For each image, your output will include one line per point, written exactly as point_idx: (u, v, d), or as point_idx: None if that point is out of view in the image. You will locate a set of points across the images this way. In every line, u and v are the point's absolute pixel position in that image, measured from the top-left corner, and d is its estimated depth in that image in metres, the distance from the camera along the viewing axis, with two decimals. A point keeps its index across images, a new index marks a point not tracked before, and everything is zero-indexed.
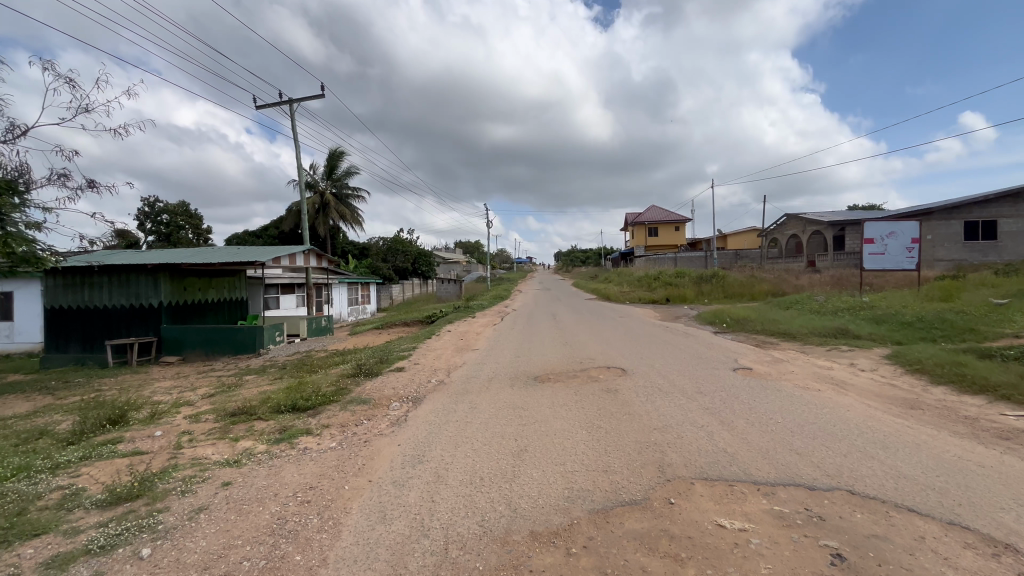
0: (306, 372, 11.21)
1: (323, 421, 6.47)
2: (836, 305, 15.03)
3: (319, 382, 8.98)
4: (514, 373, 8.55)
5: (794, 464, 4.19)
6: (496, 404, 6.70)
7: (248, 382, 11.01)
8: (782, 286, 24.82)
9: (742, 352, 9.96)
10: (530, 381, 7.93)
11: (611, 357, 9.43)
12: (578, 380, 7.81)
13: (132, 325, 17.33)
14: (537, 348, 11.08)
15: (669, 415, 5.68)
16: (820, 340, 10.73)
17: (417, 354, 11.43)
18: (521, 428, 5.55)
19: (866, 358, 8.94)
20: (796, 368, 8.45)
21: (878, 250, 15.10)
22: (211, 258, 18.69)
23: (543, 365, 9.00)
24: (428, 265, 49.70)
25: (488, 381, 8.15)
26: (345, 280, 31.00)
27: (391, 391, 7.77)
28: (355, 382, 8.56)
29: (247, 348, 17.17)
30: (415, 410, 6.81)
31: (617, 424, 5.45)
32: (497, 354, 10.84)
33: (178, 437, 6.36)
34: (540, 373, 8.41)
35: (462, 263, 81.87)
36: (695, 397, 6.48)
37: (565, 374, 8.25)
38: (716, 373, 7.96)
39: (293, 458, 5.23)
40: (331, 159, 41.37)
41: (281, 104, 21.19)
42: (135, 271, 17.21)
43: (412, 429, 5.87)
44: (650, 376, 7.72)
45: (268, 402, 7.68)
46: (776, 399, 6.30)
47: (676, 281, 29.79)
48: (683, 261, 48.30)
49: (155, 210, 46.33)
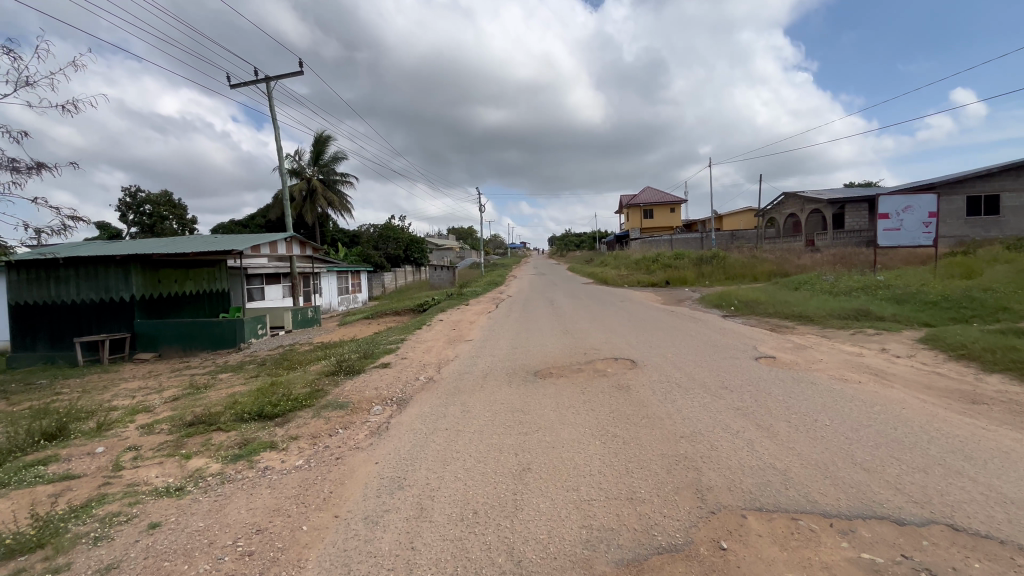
0: (286, 369, 10.28)
1: (291, 432, 5.57)
2: (848, 285, 14.23)
3: (295, 383, 8.04)
4: (511, 368, 7.67)
5: (866, 487, 3.35)
6: (492, 407, 5.82)
7: (222, 382, 10.06)
8: (785, 266, 24.04)
9: (760, 338, 9.12)
10: (530, 378, 7.04)
11: (618, 347, 8.57)
12: (584, 375, 6.94)
13: (103, 321, 16.26)
14: (535, 338, 10.20)
15: (695, 419, 4.83)
16: (841, 323, 9.93)
17: (406, 346, 10.52)
18: (521, 438, 4.68)
19: (898, 343, 8.12)
20: (825, 356, 7.61)
21: (893, 226, 14.30)
22: (186, 247, 17.56)
23: (543, 358, 8.12)
24: (421, 251, 48.65)
25: (483, 379, 7.25)
26: (334, 269, 29.93)
27: (373, 392, 6.87)
28: (334, 382, 7.64)
29: (227, 342, 16.19)
30: (398, 415, 5.92)
31: (635, 432, 4.59)
32: (492, 345, 9.98)
33: (120, 455, 5.44)
34: (540, 367, 7.53)
35: (456, 250, 80.83)
36: (720, 394, 5.63)
37: (569, 368, 7.37)
38: (737, 363, 7.11)
39: (248, 483, 4.33)
40: (317, 143, 39.86)
41: (258, 82, 19.92)
42: (103, 263, 16.09)
43: (394, 441, 4.98)
44: (664, 369, 6.86)
45: (234, 408, 6.75)
46: (814, 394, 5.46)
47: (676, 263, 28.99)
48: (679, 243, 47.60)
49: (137, 200, 44.75)
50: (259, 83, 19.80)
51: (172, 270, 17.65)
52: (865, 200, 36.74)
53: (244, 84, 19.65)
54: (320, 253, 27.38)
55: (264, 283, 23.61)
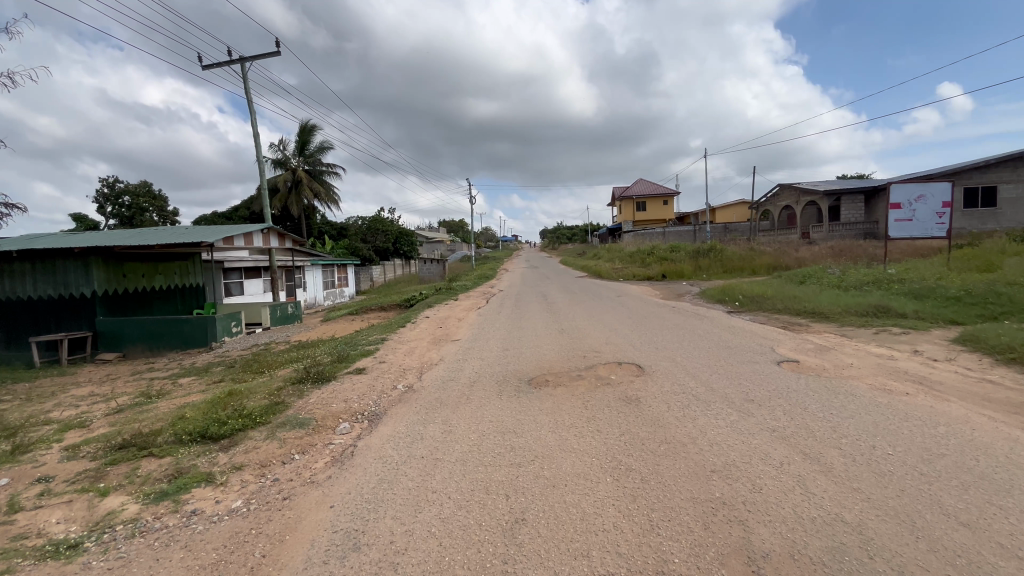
0: (253, 373, 9.28)
1: (236, 459, 4.62)
2: (857, 279, 13.49)
3: (256, 392, 7.05)
4: (502, 375, 6.74)
5: (977, 555, 2.50)
6: (479, 426, 4.91)
7: (181, 388, 9.04)
8: (783, 258, 23.38)
9: (776, 338, 8.29)
10: (523, 388, 6.12)
11: (621, 349, 7.70)
12: (585, 385, 6.03)
13: (63, 318, 15.10)
14: (528, 338, 9.29)
15: (725, 446, 3.97)
16: (860, 320, 9.16)
17: (387, 347, 9.58)
18: (513, 472, 3.77)
19: (931, 344, 7.33)
20: (853, 359, 6.78)
21: (905, 216, 13.57)
22: (153, 239, 16.36)
23: (537, 362, 7.19)
24: (410, 244, 47.53)
25: (469, 388, 6.32)
26: (318, 262, 28.77)
27: (340, 405, 5.92)
28: (300, 392, 6.65)
29: (198, 341, 15.10)
30: (368, 436, 4.99)
31: (655, 464, 3.72)
32: (482, 345, 9.07)
33: (24, 491, 4.46)
34: (536, 374, 6.61)
35: (447, 243, 79.62)
36: (748, 410, 4.77)
37: (568, 375, 6.45)
38: (757, 369, 6.27)
39: (163, 539, 3.37)
40: (302, 133, 38.35)
41: (232, 63, 18.66)
42: (61, 257, 14.89)
43: (358, 475, 4.06)
44: (676, 377, 6.01)
45: (178, 425, 5.77)
46: (860, 410, 4.62)
47: (672, 256, 28.19)
48: (673, 236, 47.00)
49: (116, 191, 43.07)
50: (234, 64, 18.49)
51: (139, 264, 16.47)
52: (861, 192, 36.20)
53: (216, 65, 18.33)
54: (303, 246, 26.20)
55: (243, 277, 22.39)
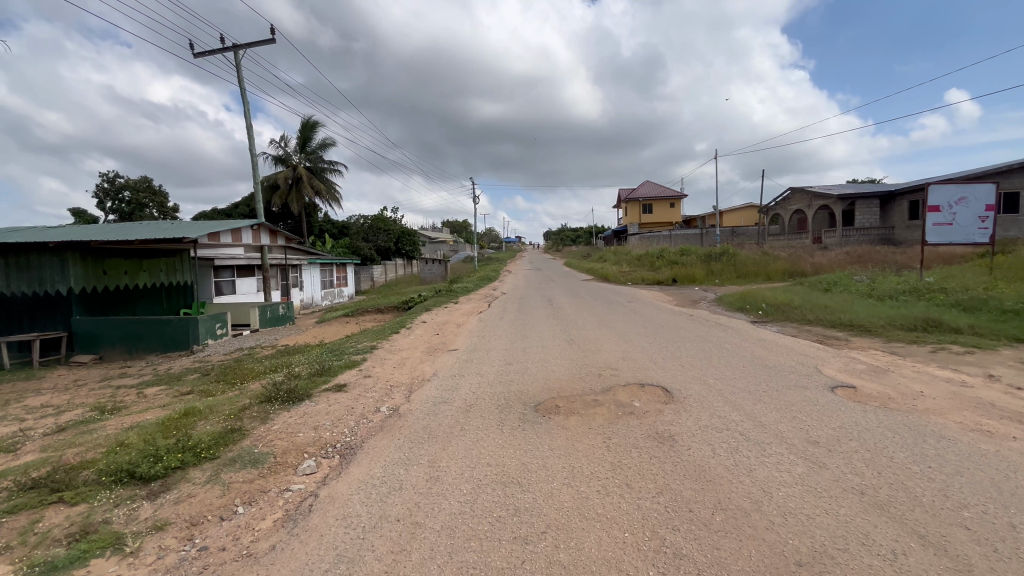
0: (225, 386, 8.23)
1: (162, 512, 3.59)
2: (890, 288, 12.41)
3: (216, 412, 6.01)
4: (504, 398, 5.72)
5: None
6: (473, 472, 3.87)
7: (143, 401, 8.01)
8: (799, 264, 22.27)
9: (819, 356, 7.23)
10: (528, 416, 5.10)
11: (642, 368, 6.68)
12: (603, 414, 5.00)
13: (37, 317, 14.19)
14: (533, 349, 8.29)
15: (805, 519, 2.93)
16: (908, 336, 8.13)
17: (376, 358, 8.54)
18: (518, 557, 2.73)
19: (1006, 368, 6.26)
20: (920, 385, 5.71)
21: (944, 220, 12.52)
22: (135, 233, 15.42)
23: (544, 383, 6.16)
24: (412, 244, 46.67)
25: (465, 415, 5.30)
26: (316, 261, 27.88)
27: (307, 436, 4.89)
28: (264, 415, 5.60)
29: (179, 344, 14.08)
30: (334, 483, 3.96)
31: (715, 550, 2.68)
32: (482, 357, 8.07)
33: None
34: (543, 399, 5.58)
35: (450, 244, 78.66)
36: (817, 459, 3.73)
37: (582, 401, 5.43)
38: (810, 397, 5.23)
39: None
40: (304, 129, 37.48)
41: (226, 51, 17.76)
42: (36, 251, 14.00)
43: (310, 549, 3.03)
44: (714, 408, 4.98)
45: (110, 456, 4.75)
46: (966, 464, 3.57)
47: (681, 259, 27.12)
48: (680, 239, 45.86)
49: (115, 186, 42.24)
50: (227, 51, 17.59)
51: (120, 260, 15.56)
52: (876, 197, 35.01)
53: (208, 53, 17.44)
54: (299, 244, 25.28)
55: (235, 276, 21.41)
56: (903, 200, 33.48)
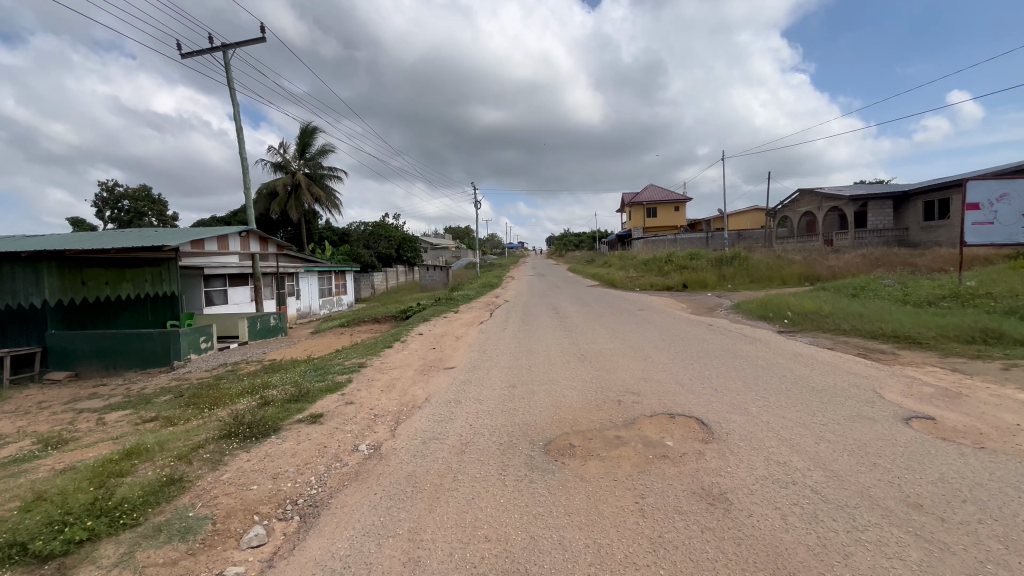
0: (192, 412, 7.25)
1: None
2: (927, 294, 11.37)
3: (165, 451, 5.04)
4: (506, 433, 4.77)
5: None
6: (466, 553, 2.89)
7: (99, 432, 7.05)
8: (815, 268, 21.26)
9: (872, 375, 6.23)
10: (536, 460, 4.15)
11: (667, 392, 5.75)
12: (629, 459, 4.06)
13: (11, 332, 13.44)
14: (540, 367, 7.38)
15: None
16: (967, 351, 7.14)
17: (363, 379, 7.55)
18: None
19: None
20: (1011, 415, 4.71)
21: (984, 218, 11.54)
22: (116, 241, 14.57)
23: (554, 412, 5.21)
24: (413, 251, 46.24)
25: (459, 458, 4.35)
26: (313, 269, 27.04)
27: (263, 489, 3.92)
28: (218, 457, 4.63)
29: (158, 359, 13.12)
30: (280, 567, 3.00)
31: None
32: (483, 376, 7.13)
33: None
34: (554, 436, 4.61)
35: (452, 250, 77.92)
36: (933, 538, 2.74)
37: (602, 439, 4.50)
38: (884, 434, 4.23)
39: None
40: (303, 134, 36.68)
41: (215, 51, 17.03)
42: (10, 262, 13.27)
43: None
44: (767, 448, 4.04)
45: (13, 518, 3.78)
46: None
47: (692, 263, 26.13)
48: (686, 243, 44.88)
49: (114, 195, 41.64)
50: (216, 51, 16.77)
51: (101, 270, 14.74)
52: (889, 197, 33.93)
53: (198, 53, 16.74)
54: (295, 252, 24.41)
55: (227, 285, 20.53)
56: (918, 200, 32.39)
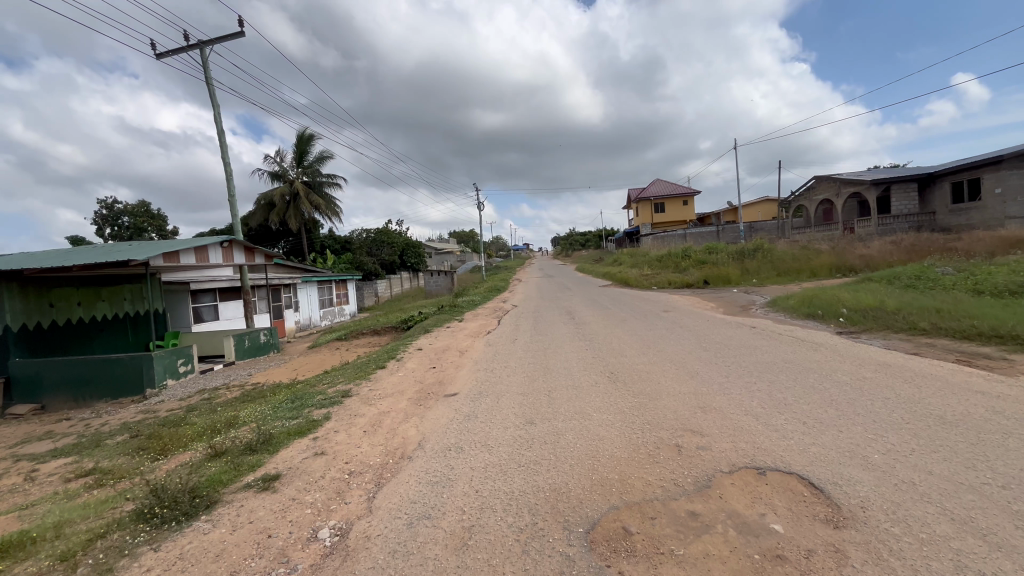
0: (133, 463, 5.82)
1: None
2: (1003, 282, 9.75)
3: (50, 547, 3.59)
4: (528, 509, 3.30)
5: None
6: None
7: (17, 495, 5.62)
8: (847, 257, 19.64)
9: (1010, 396, 4.66)
10: (577, 567, 2.67)
11: (740, 429, 4.26)
12: (726, 565, 2.56)
13: None
14: (562, 392, 5.89)
15: None
16: None
17: (344, 415, 6.09)
18: None
19: None
20: None
21: None
22: (84, 257, 13.26)
23: (592, 470, 3.73)
24: (417, 256, 45.08)
25: (458, 562, 2.85)
26: (311, 279, 25.74)
27: None
28: (110, 561, 3.18)
29: (130, 388, 11.76)
30: None
31: None
32: (490, 409, 5.64)
33: None
34: (599, 514, 3.14)
35: (457, 255, 76.60)
36: None
37: (672, 519, 3.02)
38: None
39: None
40: (299, 142, 35.36)
41: (191, 49, 15.75)
42: None
43: None
44: (951, 545, 2.51)
45: None
46: None
47: (710, 258, 24.54)
48: (699, 237, 43.18)
49: (113, 212, 40.64)
50: (191, 49, 15.50)
51: (71, 289, 13.50)
52: (913, 180, 32.08)
53: (172, 52, 15.50)
54: (290, 262, 23.10)
55: (218, 300, 19.22)
56: (945, 182, 30.54)
